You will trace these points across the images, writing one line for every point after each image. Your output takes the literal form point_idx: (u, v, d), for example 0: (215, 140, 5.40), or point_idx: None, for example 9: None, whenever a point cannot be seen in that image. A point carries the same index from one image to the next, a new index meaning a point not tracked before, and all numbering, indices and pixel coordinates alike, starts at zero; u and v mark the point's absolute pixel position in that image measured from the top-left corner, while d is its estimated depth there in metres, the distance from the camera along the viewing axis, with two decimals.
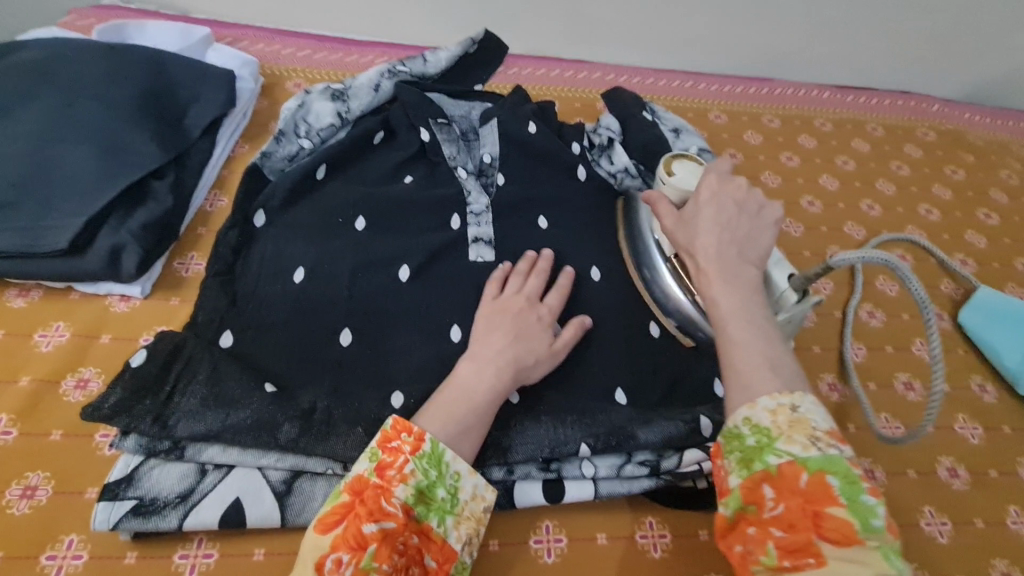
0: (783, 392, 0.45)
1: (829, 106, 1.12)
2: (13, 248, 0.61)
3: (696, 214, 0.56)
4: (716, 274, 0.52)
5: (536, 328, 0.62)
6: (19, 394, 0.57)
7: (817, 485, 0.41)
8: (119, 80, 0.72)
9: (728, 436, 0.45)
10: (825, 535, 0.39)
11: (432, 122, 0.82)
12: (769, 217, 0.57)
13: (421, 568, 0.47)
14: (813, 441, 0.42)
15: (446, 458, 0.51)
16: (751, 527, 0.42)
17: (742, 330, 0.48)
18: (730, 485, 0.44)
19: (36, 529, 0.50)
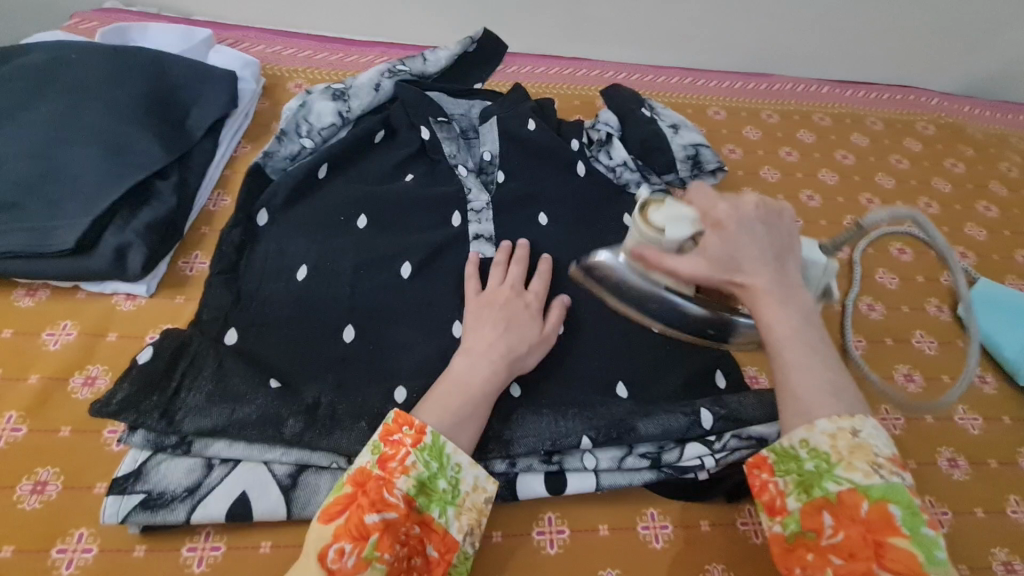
0: (843, 416, 0.46)
1: (828, 101, 1.13)
2: (20, 248, 0.61)
3: (724, 247, 0.50)
4: (776, 308, 0.49)
5: (525, 316, 0.62)
6: (27, 392, 0.58)
7: (878, 514, 0.43)
8: (123, 82, 0.73)
9: (783, 456, 0.47)
10: (892, 567, 0.41)
11: (432, 120, 0.83)
12: (788, 218, 0.53)
13: (422, 558, 0.48)
14: (875, 469, 0.44)
15: (447, 451, 0.50)
16: (811, 552, 0.44)
17: (800, 357, 0.47)
18: (788, 505, 0.46)
19: (45, 525, 0.51)
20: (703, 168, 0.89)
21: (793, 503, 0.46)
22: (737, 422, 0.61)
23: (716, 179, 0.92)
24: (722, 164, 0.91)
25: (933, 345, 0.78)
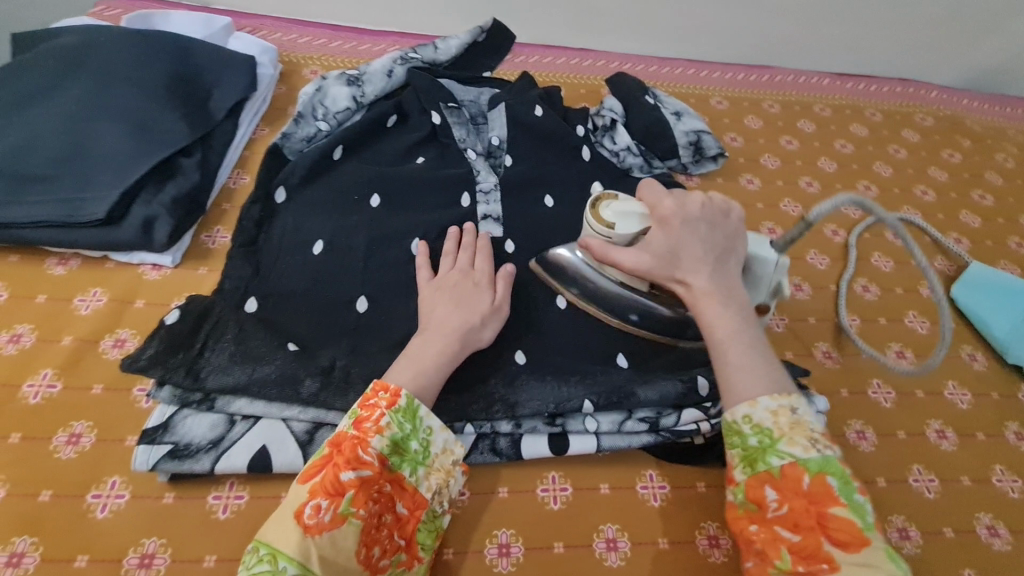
0: (782, 394, 0.50)
1: (827, 93, 1.15)
2: (54, 218, 0.65)
3: (667, 243, 0.56)
4: (714, 302, 0.54)
5: (474, 291, 0.63)
6: (61, 352, 0.61)
7: (819, 487, 0.47)
8: (146, 63, 0.76)
9: (730, 431, 0.51)
10: (832, 538, 0.45)
11: (442, 106, 0.86)
12: (735, 218, 0.58)
13: (392, 515, 0.50)
14: (813, 443, 0.48)
15: (420, 413, 0.53)
16: (755, 522, 0.49)
17: (740, 350, 0.52)
18: (736, 478, 0.51)
19: (83, 473, 0.54)
20: (704, 153, 0.93)
21: (740, 475, 0.51)
22: None
23: (717, 165, 0.95)
24: (723, 149, 0.94)
25: (926, 325, 0.81)
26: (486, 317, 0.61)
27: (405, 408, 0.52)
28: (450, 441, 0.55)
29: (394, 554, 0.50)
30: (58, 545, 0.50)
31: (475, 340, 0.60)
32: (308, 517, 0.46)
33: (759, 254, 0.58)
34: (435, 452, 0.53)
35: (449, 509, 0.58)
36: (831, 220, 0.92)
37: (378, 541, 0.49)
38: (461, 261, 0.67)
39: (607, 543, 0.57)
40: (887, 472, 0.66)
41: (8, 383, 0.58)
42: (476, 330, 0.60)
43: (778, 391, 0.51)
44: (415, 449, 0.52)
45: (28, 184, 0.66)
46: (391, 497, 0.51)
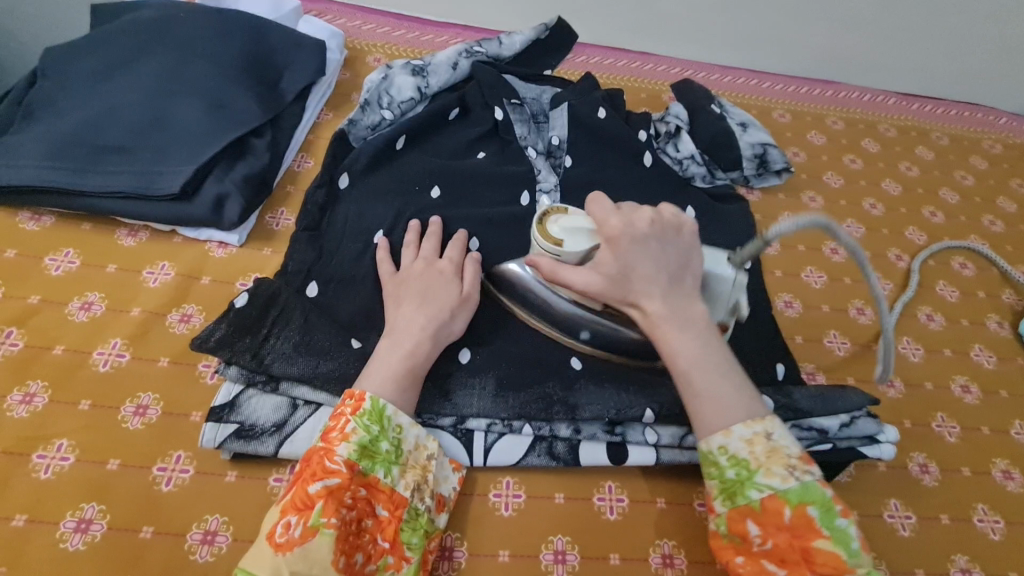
0: (755, 420, 0.50)
1: (894, 113, 1.12)
2: (129, 189, 0.65)
3: (617, 266, 0.54)
4: (671, 329, 0.53)
5: (440, 280, 0.63)
6: (130, 323, 0.62)
7: (800, 519, 0.47)
8: (224, 42, 0.77)
9: (707, 461, 0.50)
10: (816, 569, 0.46)
11: (506, 101, 0.85)
12: (687, 232, 0.57)
13: (372, 519, 0.50)
14: (791, 471, 0.48)
15: (387, 413, 0.52)
16: (741, 554, 0.49)
17: (706, 377, 0.51)
18: (716, 509, 0.50)
19: (149, 444, 0.55)
20: (769, 168, 0.90)
21: (721, 507, 0.50)
22: (801, 416, 0.61)
23: (781, 181, 0.93)
24: (789, 164, 0.92)
25: (992, 360, 0.78)
26: (452, 310, 0.60)
27: (370, 411, 0.52)
28: (421, 436, 0.55)
29: (380, 557, 0.49)
30: (124, 512, 0.51)
31: (446, 333, 0.59)
32: (279, 535, 0.45)
33: (715, 271, 0.57)
34: (408, 449, 0.53)
35: (510, 509, 0.57)
36: (895, 244, 0.90)
37: (361, 547, 0.49)
38: (426, 251, 0.66)
39: (662, 558, 0.56)
40: (950, 509, 0.64)
41: (80, 350, 0.59)
42: (445, 323, 0.59)
43: (750, 416, 0.50)
44: (386, 449, 0.52)
45: (105, 155, 0.67)
46: (368, 501, 0.50)
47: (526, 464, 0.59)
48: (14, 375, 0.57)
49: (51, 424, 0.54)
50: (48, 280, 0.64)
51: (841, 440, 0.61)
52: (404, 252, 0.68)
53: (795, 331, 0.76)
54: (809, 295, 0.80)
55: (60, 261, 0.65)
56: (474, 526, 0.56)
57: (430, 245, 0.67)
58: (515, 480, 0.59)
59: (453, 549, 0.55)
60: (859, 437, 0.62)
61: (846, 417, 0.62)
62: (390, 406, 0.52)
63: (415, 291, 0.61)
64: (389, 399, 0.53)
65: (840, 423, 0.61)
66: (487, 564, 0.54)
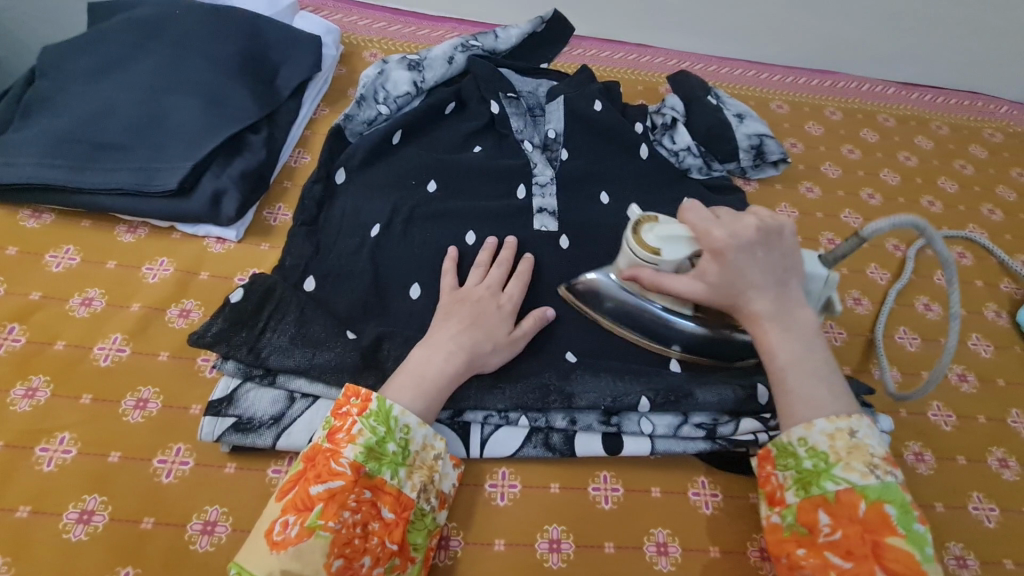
0: (840, 416, 0.51)
1: (893, 103, 1.11)
2: (127, 186, 0.66)
3: (722, 274, 0.54)
4: (773, 331, 0.53)
5: (496, 316, 0.62)
6: (130, 318, 0.62)
7: (875, 515, 0.47)
8: (220, 39, 0.77)
9: (784, 452, 0.52)
10: (886, 566, 0.45)
11: (501, 96, 0.86)
12: (788, 235, 0.55)
13: (379, 521, 0.49)
14: (872, 469, 0.48)
15: (394, 414, 0.52)
16: (804, 546, 0.49)
17: (802, 377, 0.52)
18: (786, 499, 0.51)
19: (150, 437, 0.55)
20: (766, 159, 0.90)
21: (791, 498, 0.51)
22: None
23: (778, 172, 0.92)
24: (786, 155, 0.91)
25: (990, 349, 0.78)
26: (496, 344, 0.60)
27: (376, 412, 0.52)
28: (430, 436, 0.54)
29: (388, 560, 0.49)
30: (128, 501, 0.52)
31: (480, 366, 0.58)
32: (276, 534, 0.47)
33: (807, 271, 0.56)
34: (415, 450, 0.53)
35: (505, 499, 0.58)
36: (894, 234, 0.89)
37: (368, 550, 0.48)
38: (491, 279, 0.65)
39: (657, 546, 0.57)
40: (945, 497, 0.64)
41: (81, 345, 0.60)
42: (484, 355, 0.59)
43: (835, 413, 0.51)
44: (392, 450, 0.51)
45: (103, 152, 0.68)
46: (373, 503, 0.50)
47: (522, 454, 0.60)
48: (16, 369, 0.58)
49: (54, 417, 0.55)
50: (49, 276, 0.64)
51: None
52: (471, 272, 0.67)
53: None
54: None
55: (61, 258, 0.66)
56: (471, 515, 0.57)
57: (497, 274, 0.66)
58: (510, 470, 0.60)
59: (449, 538, 0.56)
60: None
61: None
62: (397, 406, 0.53)
63: (466, 315, 0.60)
64: (399, 401, 0.53)
65: None
66: (483, 552, 0.55)
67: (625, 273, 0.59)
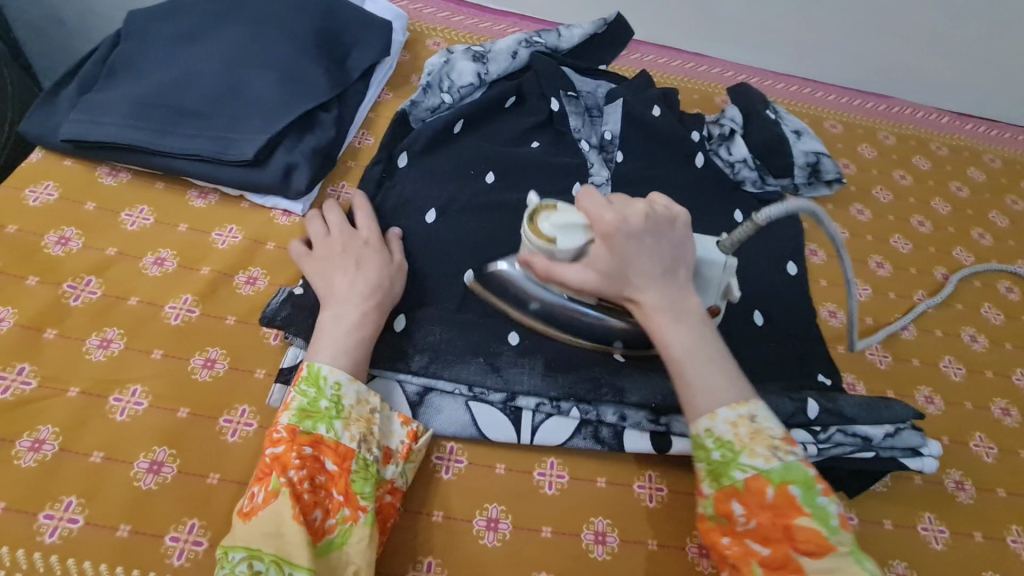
0: (741, 403, 0.50)
1: (947, 132, 1.11)
2: (205, 153, 0.68)
3: (611, 259, 0.54)
4: (665, 318, 0.53)
5: (368, 250, 0.63)
6: (200, 281, 0.64)
7: (782, 498, 0.47)
8: (299, 18, 0.79)
9: (694, 445, 0.50)
10: (799, 547, 0.47)
11: (562, 93, 0.86)
12: (680, 226, 0.56)
13: (324, 474, 0.51)
14: (774, 452, 0.48)
15: (322, 374, 0.53)
16: (726, 535, 0.50)
17: (699, 366, 0.51)
18: (702, 490, 0.51)
19: (216, 396, 0.57)
20: (820, 177, 0.90)
21: (706, 488, 0.51)
22: (844, 422, 0.62)
23: (831, 191, 0.93)
24: (841, 175, 0.91)
25: None
26: (390, 273, 0.62)
27: (307, 376, 0.53)
28: (363, 392, 0.54)
29: (338, 511, 0.50)
30: (198, 454, 0.54)
31: (386, 297, 0.60)
32: (244, 506, 0.49)
33: (704, 257, 0.58)
34: (349, 404, 0.53)
35: (553, 488, 0.59)
36: (942, 263, 0.89)
37: (320, 503, 0.50)
38: (340, 224, 0.66)
39: (699, 548, 0.58)
40: (983, 526, 0.65)
41: (153, 302, 0.62)
42: (385, 288, 0.61)
43: (736, 400, 0.51)
44: (325, 406, 0.52)
45: (182, 118, 0.70)
46: (315, 458, 0.51)
47: (572, 445, 0.61)
48: (92, 320, 0.60)
49: (126, 369, 0.57)
50: (124, 233, 0.66)
51: (885, 449, 0.62)
52: (313, 228, 0.66)
53: (837, 341, 0.77)
54: None
55: (135, 217, 0.68)
56: (519, 501, 0.58)
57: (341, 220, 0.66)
58: (559, 461, 0.61)
59: (498, 520, 0.57)
60: (903, 448, 0.62)
61: (891, 427, 0.62)
62: (327, 366, 0.53)
63: (351, 257, 0.62)
64: (327, 361, 0.54)
65: (885, 432, 0.62)
66: (529, 538, 0.56)
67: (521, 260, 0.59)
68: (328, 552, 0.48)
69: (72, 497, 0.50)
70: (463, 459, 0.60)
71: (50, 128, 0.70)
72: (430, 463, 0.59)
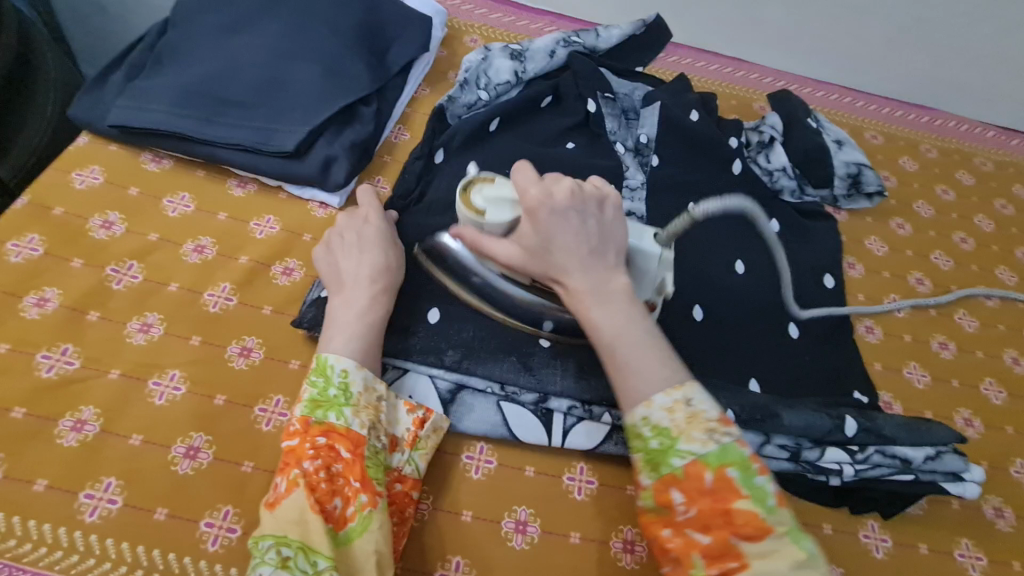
0: (675, 387, 0.47)
1: (991, 147, 1.08)
2: (248, 143, 0.68)
3: (536, 238, 0.52)
4: (592, 301, 0.50)
5: (369, 228, 0.63)
6: (238, 270, 0.65)
7: (720, 481, 0.44)
8: (342, 12, 0.79)
9: (630, 435, 0.47)
10: (738, 533, 0.43)
11: (599, 95, 0.85)
12: (609, 207, 0.53)
13: (340, 462, 0.50)
14: (710, 435, 0.45)
15: (329, 363, 0.53)
16: (668, 527, 0.46)
17: (629, 350, 0.48)
18: (642, 483, 0.47)
19: (252, 385, 0.58)
20: (861, 189, 0.88)
21: (646, 480, 0.47)
22: (884, 442, 0.60)
23: (871, 204, 0.91)
24: (882, 188, 0.89)
25: None
26: (393, 253, 0.62)
27: (316, 367, 0.53)
28: (370, 378, 0.54)
29: (355, 498, 0.48)
30: (233, 440, 0.54)
31: (392, 278, 0.60)
32: (269, 495, 0.49)
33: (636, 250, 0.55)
34: (358, 391, 0.53)
35: (582, 493, 0.59)
36: (984, 282, 0.87)
37: (338, 492, 0.49)
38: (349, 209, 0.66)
39: None
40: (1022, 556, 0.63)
41: (193, 289, 0.63)
42: (390, 269, 0.60)
43: (670, 383, 0.47)
44: (334, 394, 0.52)
45: (226, 108, 0.70)
46: (330, 447, 0.50)
47: (602, 450, 0.60)
48: (134, 303, 0.61)
49: (166, 354, 0.58)
50: (165, 220, 0.67)
51: (924, 472, 0.61)
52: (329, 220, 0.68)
53: (874, 358, 0.75)
54: (890, 323, 0.79)
55: (177, 204, 0.69)
56: (548, 505, 0.58)
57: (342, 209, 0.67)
58: (588, 466, 0.61)
59: (527, 523, 0.57)
60: (943, 472, 0.61)
61: (932, 450, 0.61)
62: (332, 355, 0.53)
63: (351, 237, 0.62)
64: (335, 350, 0.54)
65: (926, 455, 0.61)
66: (558, 542, 0.56)
67: (455, 235, 0.58)
68: (351, 540, 0.47)
69: (111, 478, 0.51)
70: (493, 460, 0.60)
71: (98, 113, 0.71)
72: (459, 461, 0.59)
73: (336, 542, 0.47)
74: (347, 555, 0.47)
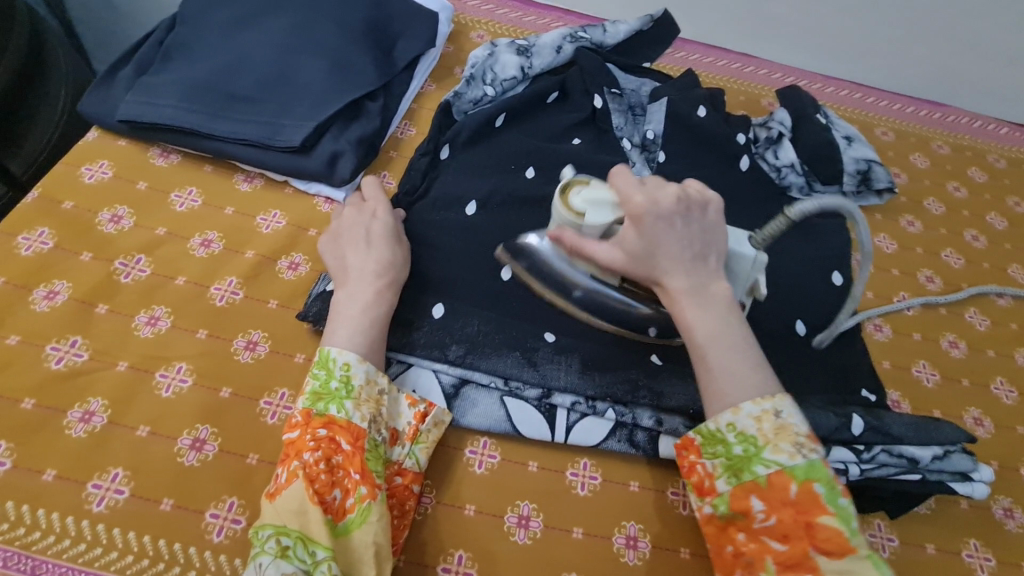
0: (766, 397, 0.48)
1: (1004, 144, 1.06)
2: (255, 137, 0.69)
3: (641, 241, 0.52)
4: (689, 305, 0.50)
5: (374, 222, 0.63)
6: (244, 264, 0.65)
7: (805, 495, 0.45)
8: (349, 8, 0.79)
9: (713, 440, 0.49)
10: (818, 546, 0.44)
11: (606, 90, 0.85)
12: (711, 211, 0.53)
13: (340, 454, 0.50)
14: (798, 448, 0.47)
15: (331, 357, 0.54)
16: (742, 531, 0.48)
17: (722, 356, 0.49)
18: (719, 488, 0.49)
19: (258, 378, 0.58)
20: (871, 186, 0.87)
21: (722, 485, 0.49)
22: (890, 441, 0.59)
23: (881, 201, 0.90)
24: (892, 184, 0.88)
25: None
26: (399, 248, 0.62)
27: (319, 361, 0.54)
28: (372, 372, 0.54)
29: (355, 490, 0.49)
30: (239, 433, 0.55)
31: (396, 273, 0.60)
32: (270, 486, 0.49)
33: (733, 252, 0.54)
34: (359, 383, 0.53)
35: (586, 489, 0.59)
36: (996, 280, 0.86)
37: (338, 484, 0.49)
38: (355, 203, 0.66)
39: None
40: None
41: (199, 283, 0.63)
42: (394, 265, 0.60)
43: (761, 393, 0.48)
44: (335, 387, 0.52)
45: (234, 103, 0.71)
46: (331, 439, 0.50)
47: (606, 446, 0.60)
48: (142, 296, 0.61)
49: (172, 347, 0.59)
50: (172, 214, 0.68)
51: (931, 472, 0.60)
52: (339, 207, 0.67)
53: (883, 356, 0.74)
54: (899, 321, 0.78)
55: (184, 198, 0.69)
56: (551, 500, 0.58)
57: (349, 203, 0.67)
58: (592, 462, 0.61)
59: (530, 518, 0.57)
60: (952, 472, 0.60)
61: (940, 449, 0.60)
62: (334, 349, 0.54)
63: (357, 231, 0.62)
64: (336, 344, 0.54)
65: (934, 454, 0.60)
66: (561, 538, 0.56)
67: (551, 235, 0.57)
68: (350, 531, 0.48)
69: (118, 469, 0.52)
70: (496, 454, 0.60)
71: (107, 108, 0.72)
72: (462, 456, 0.59)
73: (335, 533, 0.48)
74: (346, 546, 0.47)
